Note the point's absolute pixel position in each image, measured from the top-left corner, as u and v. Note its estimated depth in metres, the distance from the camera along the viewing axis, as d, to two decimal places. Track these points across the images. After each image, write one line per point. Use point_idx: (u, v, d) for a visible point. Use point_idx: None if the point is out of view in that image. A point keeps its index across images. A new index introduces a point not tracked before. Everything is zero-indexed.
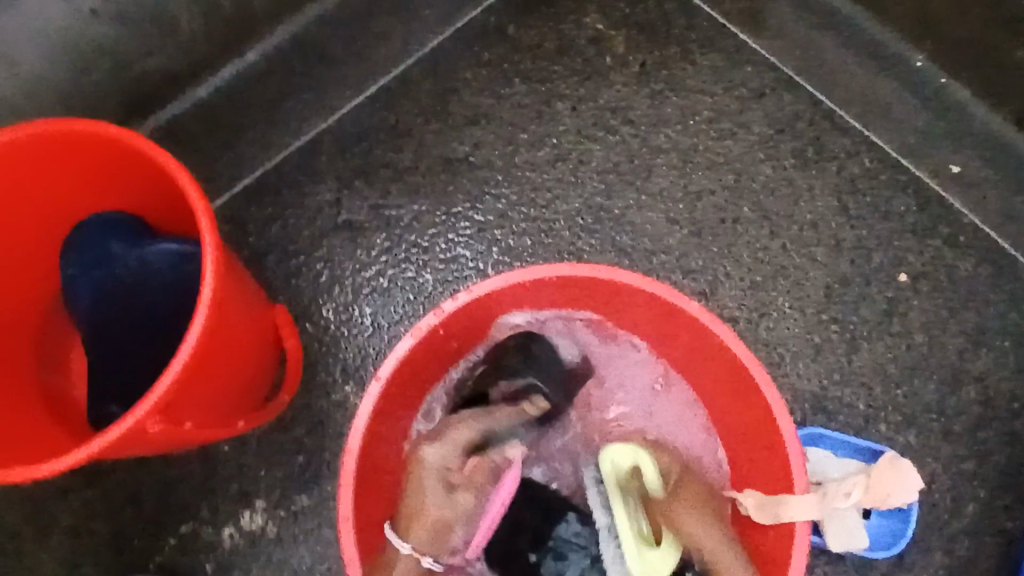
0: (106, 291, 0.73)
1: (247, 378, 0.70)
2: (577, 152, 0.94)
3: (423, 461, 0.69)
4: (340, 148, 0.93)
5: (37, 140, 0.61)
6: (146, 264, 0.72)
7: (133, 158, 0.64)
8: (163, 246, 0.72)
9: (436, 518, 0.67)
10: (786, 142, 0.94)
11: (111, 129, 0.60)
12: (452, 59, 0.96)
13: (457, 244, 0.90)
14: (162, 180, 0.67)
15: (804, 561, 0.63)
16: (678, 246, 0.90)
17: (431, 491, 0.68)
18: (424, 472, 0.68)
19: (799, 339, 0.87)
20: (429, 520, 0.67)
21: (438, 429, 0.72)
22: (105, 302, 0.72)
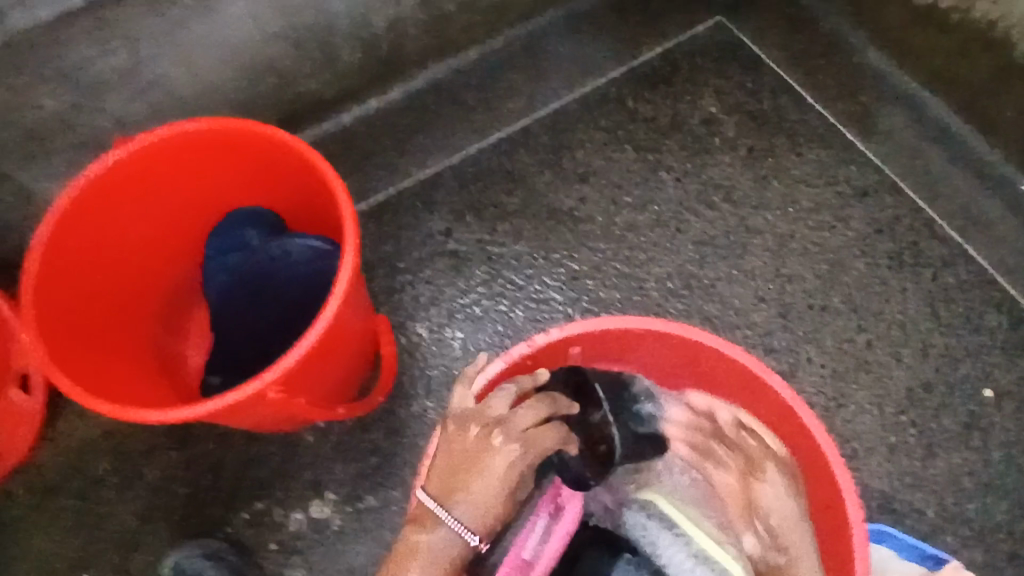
0: (246, 272, 0.79)
1: (347, 373, 0.76)
2: (677, 221, 0.99)
3: (503, 451, 0.65)
4: (457, 183, 1.01)
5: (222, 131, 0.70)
6: (286, 253, 0.77)
7: (297, 159, 0.72)
8: (306, 242, 0.77)
9: (488, 506, 0.65)
10: (884, 242, 0.96)
11: (283, 135, 0.69)
12: (572, 120, 1.04)
13: (551, 287, 0.96)
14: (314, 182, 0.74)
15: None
16: (763, 324, 0.93)
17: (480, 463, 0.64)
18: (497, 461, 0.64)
19: (874, 436, 0.87)
20: (485, 505, 0.64)
21: (522, 415, 0.66)
22: (236, 284, 0.80)
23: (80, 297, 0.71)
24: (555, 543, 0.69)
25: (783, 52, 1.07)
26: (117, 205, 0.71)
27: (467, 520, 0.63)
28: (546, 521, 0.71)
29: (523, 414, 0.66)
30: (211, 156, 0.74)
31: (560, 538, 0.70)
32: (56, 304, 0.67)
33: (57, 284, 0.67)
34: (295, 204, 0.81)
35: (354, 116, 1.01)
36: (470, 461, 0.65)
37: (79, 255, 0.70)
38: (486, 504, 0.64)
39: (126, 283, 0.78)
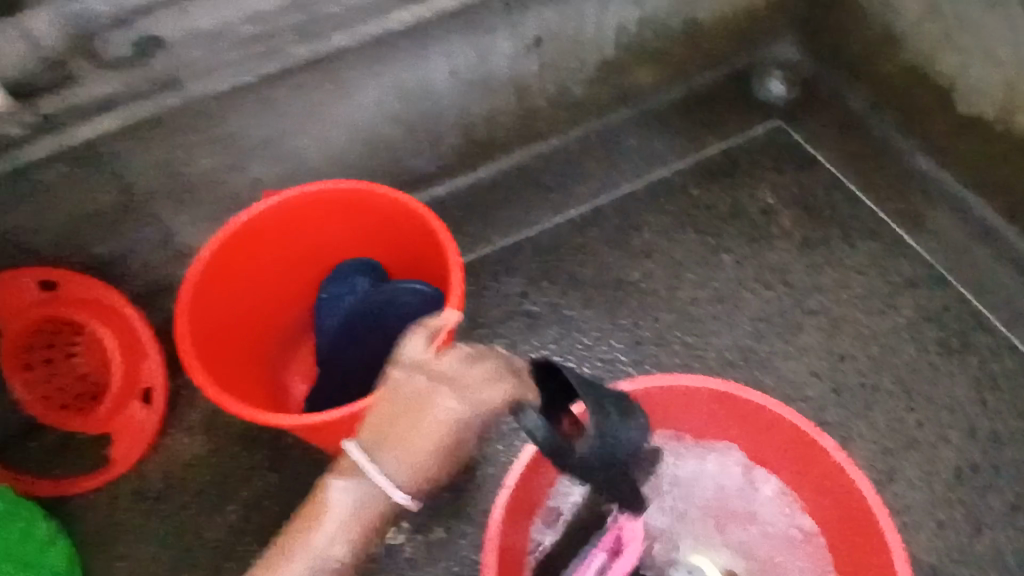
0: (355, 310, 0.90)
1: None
2: (735, 298, 1.07)
3: (439, 409, 0.56)
4: (535, 252, 1.12)
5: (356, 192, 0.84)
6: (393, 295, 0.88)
7: (414, 219, 0.85)
8: (412, 287, 0.87)
9: (419, 465, 0.58)
10: (932, 329, 1.03)
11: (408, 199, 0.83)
12: (641, 204, 1.16)
13: (616, 349, 1.04)
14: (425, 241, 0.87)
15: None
16: (815, 398, 0.99)
17: (412, 417, 0.57)
18: (432, 418, 0.56)
19: (923, 510, 0.91)
20: (417, 462, 0.57)
21: (471, 376, 0.57)
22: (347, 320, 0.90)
23: (219, 321, 0.84)
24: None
25: (836, 155, 1.18)
26: (259, 248, 0.85)
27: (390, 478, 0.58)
28: (604, 558, 0.80)
29: (470, 371, 0.57)
30: (342, 213, 0.88)
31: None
32: (202, 322, 0.80)
33: (204, 308, 0.81)
34: (403, 259, 0.94)
35: (447, 187, 1.14)
36: (406, 415, 0.57)
37: (223, 287, 0.83)
38: (417, 465, 0.58)
39: (254, 315, 0.90)
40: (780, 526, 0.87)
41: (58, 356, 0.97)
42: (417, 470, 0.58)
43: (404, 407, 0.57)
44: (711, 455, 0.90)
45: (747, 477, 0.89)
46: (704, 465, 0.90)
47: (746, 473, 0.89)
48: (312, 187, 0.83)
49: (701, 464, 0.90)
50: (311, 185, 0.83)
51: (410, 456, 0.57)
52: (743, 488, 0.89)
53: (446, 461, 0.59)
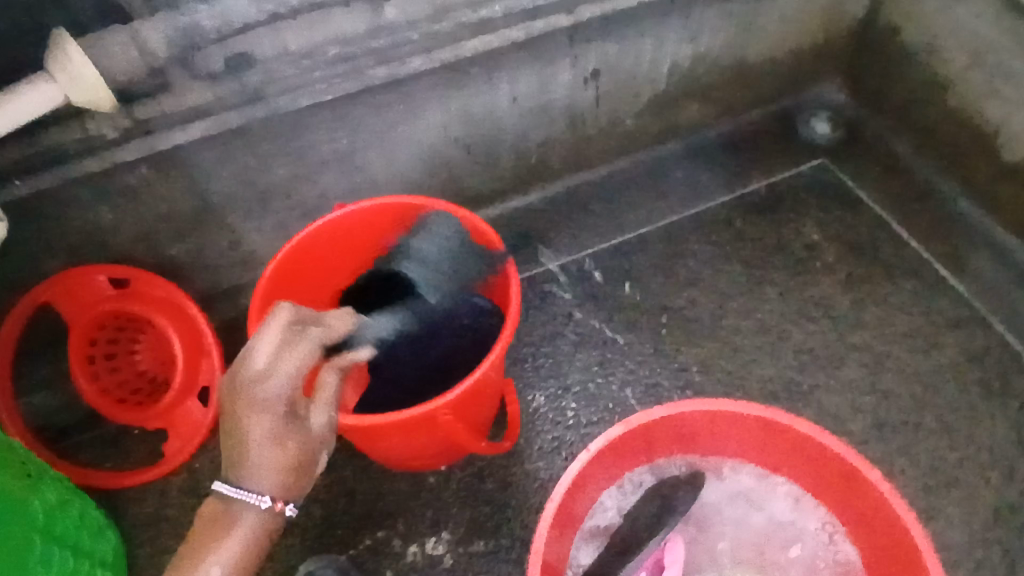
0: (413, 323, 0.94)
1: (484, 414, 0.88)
2: (778, 329, 1.09)
3: (253, 409, 0.67)
4: (582, 275, 1.15)
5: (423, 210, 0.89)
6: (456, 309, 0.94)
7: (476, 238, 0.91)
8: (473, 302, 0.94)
9: (266, 463, 0.67)
10: (975, 370, 1.03)
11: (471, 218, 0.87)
12: (685, 234, 1.19)
13: (658, 373, 1.06)
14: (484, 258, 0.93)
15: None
16: (855, 432, 1.00)
17: (235, 426, 0.67)
18: (250, 413, 0.67)
19: (962, 550, 0.91)
20: (264, 465, 0.67)
21: (266, 358, 0.68)
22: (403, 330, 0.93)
23: None
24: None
25: (882, 194, 1.20)
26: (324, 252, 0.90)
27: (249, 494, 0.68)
28: None
29: (258, 358, 0.68)
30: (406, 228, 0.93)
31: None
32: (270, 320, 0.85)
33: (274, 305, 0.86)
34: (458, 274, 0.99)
35: (498, 211, 1.19)
36: (234, 427, 0.67)
37: (289, 287, 0.88)
38: (267, 464, 0.68)
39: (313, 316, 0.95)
40: (822, 560, 0.87)
41: (121, 352, 1.02)
42: (274, 467, 0.68)
43: (228, 417, 0.68)
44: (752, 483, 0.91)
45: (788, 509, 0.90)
46: (745, 493, 0.91)
47: (788, 502, 0.90)
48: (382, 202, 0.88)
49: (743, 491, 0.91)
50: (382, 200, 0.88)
51: (253, 460, 0.67)
52: (767, 521, 0.90)
53: (300, 447, 0.69)
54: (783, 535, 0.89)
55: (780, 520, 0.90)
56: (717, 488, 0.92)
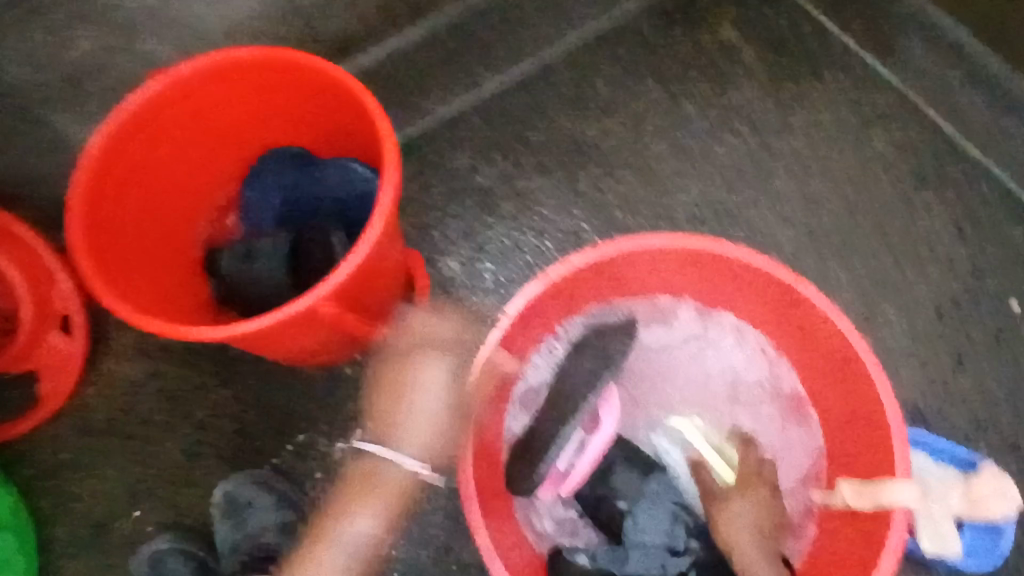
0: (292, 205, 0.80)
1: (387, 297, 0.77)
2: (701, 150, 0.99)
3: (428, 363, 0.80)
4: (480, 118, 1.01)
5: (267, 62, 0.69)
6: (322, 177, 0.78)
7: (334, 92, 0.72)
8: (345, 168, 0.77)
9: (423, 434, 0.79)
10: (907, 163, 0.97)
11: (325, 65, 0.68)
12: (591, 55, 1.04)
13: (578, 218, 0.96)
14: (352, 118, 0.74)
15: (892, 564, 0.63)
16: (790, 246, 0.94)
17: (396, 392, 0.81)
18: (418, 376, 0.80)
19: (903, 349, 0.88)
20: (422, 435, 0.79)
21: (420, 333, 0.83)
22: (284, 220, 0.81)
23: (127, 223, 0.72)
24: (582, 463, 0.78)
25: None
26: (153, 135, 0.71)
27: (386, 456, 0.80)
28: (582, 434, 0.78)
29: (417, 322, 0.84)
30: (251, 87, 0.74)
31: (586, 460, 0.78)
32: (105, 228, 0.68)
33: (106, 210, 0.68)
34: (328, 137, 0.80)
35: (372, 57, 1.00)
36: (396, 389, 0.81)
37: (121, 186, 0.70)
38: (422, 427, 0.79)
39: (166, 217, 0.78)
40: (763, 386, 0.84)
41: None
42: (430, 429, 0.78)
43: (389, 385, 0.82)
44: (685, 321, 0.86)
45: (724, 339, 0.86)
46: (683, 333, 0.86)
47: (722, 330, 0.85)
48: (211, 58, 0.68)
49: (677, 330, 0.86)
50: (210, 55, 0.68)
51: (414, 422, 0.79)
52: (708, 361, 0.87)
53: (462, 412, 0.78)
54: (718, 367, 0.86)
55: (716, 355, 0.86)
56: (654, 335, 0.86)
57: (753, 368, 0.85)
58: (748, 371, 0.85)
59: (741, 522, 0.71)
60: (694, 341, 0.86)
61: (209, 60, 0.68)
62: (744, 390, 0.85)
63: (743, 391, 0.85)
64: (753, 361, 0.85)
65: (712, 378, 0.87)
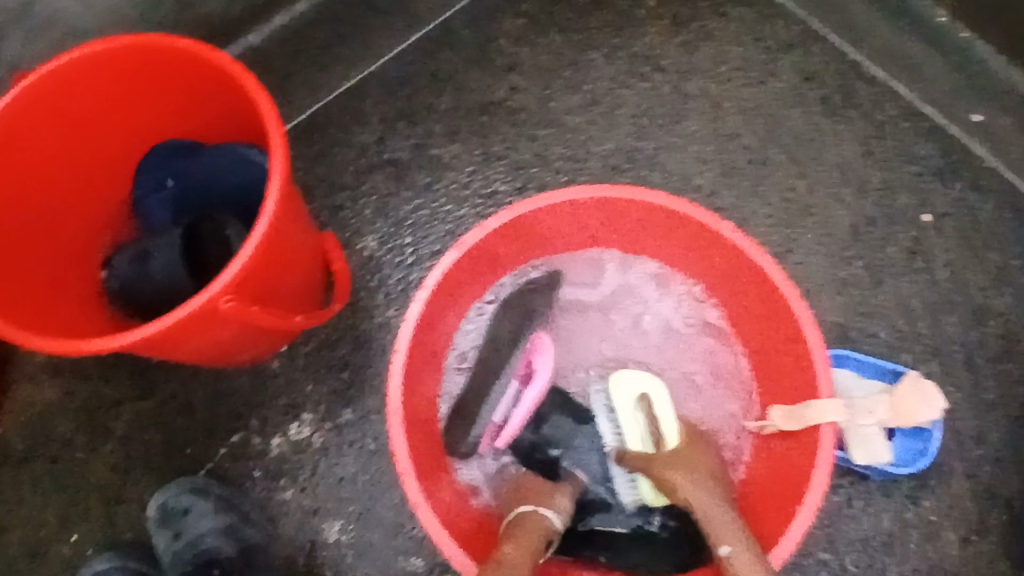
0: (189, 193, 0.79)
1: (300, 284, 0.75)
2: (611, 98, 0.98)
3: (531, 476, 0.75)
4: (384, 89, 0.98)
5: (137, 50, 0.65)
6: (220, 168, 0.76)
7: (217, 77, 0.68)
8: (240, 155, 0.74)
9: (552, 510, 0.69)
10: (813, 90, 0.97)
11: (201, 50, 0.64)
12: (491, 12, 1.01)
13: (494, 181, 0.95)
14: (241, 104, 0.70)
15: (824, 475, 0.66)
16: (707, 185, 0.94)
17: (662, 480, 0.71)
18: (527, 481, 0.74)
19: (823, 274, 0.90)
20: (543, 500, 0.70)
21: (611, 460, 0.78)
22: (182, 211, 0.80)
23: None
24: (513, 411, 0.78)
25: None
26: (24, 142, 0.66)
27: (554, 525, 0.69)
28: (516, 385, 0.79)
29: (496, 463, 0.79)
30: (126, 81, 0.69)
31: (516, 408, 0.78)
32: None
33: None
34: (219, 127, 0.76)
35: (262, 36, 0.96)
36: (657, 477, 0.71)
37: None
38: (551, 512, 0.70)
39: (57, 227, 0.73)
40: (694, 329, 0.85)
41: None
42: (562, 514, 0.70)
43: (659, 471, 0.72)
44: (612, 272, 0.86)
45: (651, 286, 0.86)
46: (610, 285, 0.86)
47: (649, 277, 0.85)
48: (74, 52, 0.63)
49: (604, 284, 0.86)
50: (73, 50, 0.63)
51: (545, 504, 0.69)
52: (638, 312, 0.86)
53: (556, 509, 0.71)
54: (650, 315, 0.86)
55: (646, 303, 0.86)
56: (582, 291, 0.86)
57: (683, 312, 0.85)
58: (678, 316, 0.85)
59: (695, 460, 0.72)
60: (622, 292, 0.86)
61: (73, 55, 0.63)
62: (677, 335, 0.85)
63: (676, 337, 0.85)
64: (682, 305, 0.85)
65: (646, 328, 0.86)
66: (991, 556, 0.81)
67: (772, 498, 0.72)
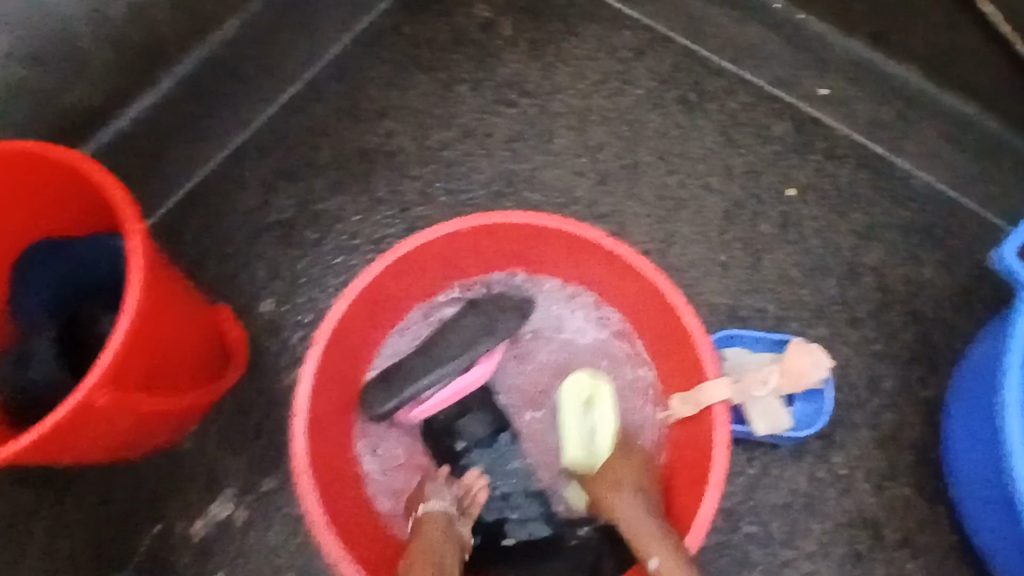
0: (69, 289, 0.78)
1: (189, 362, 0.75)
2: (483, 128, 1.01)
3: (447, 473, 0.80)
4: (260, 155, 0.99)
5: None
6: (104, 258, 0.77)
7: (72, 174, 0.68)
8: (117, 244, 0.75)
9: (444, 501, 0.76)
10: (671, 90, 1.02)
11: (54, 151, 0.64)
12: (355, 65, 1.03)
13: (382, 225, 0.96)
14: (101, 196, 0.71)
15: (723, 453, 0.69)
16: (586, 195, 0.98)
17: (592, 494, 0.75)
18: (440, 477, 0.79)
19: (707, 260, 0.94)
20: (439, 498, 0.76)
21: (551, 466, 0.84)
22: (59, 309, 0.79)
23: None
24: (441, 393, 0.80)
25: None
26: None
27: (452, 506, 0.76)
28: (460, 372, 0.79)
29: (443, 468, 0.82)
30: None
31: (448, 392, 0.80)
32: None
33: None
34: (89, 222, 0.76)
35: (125, 121, 0.90)
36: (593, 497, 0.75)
37: None
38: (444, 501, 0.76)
39: None
40: (602, 338, 0.87)
41: None
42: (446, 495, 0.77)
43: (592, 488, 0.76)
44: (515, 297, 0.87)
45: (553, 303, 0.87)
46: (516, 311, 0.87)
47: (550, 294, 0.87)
48: None
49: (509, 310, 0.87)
50: None
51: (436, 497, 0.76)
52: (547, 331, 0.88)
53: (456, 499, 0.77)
54: (559, 332, 0.88)
55: (552, 320, 0.88)
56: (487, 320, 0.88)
57: (586, 322, 0.87)
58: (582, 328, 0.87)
59: (617, 473, 0.74)
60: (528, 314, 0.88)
61: None
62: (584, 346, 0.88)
63: (585, 348, 0.88)
64: (583, 317, 0.87)
65: (556, 344, 0.89)
66: (905, 497, 0.86)
67: (682, 483, 0.75)
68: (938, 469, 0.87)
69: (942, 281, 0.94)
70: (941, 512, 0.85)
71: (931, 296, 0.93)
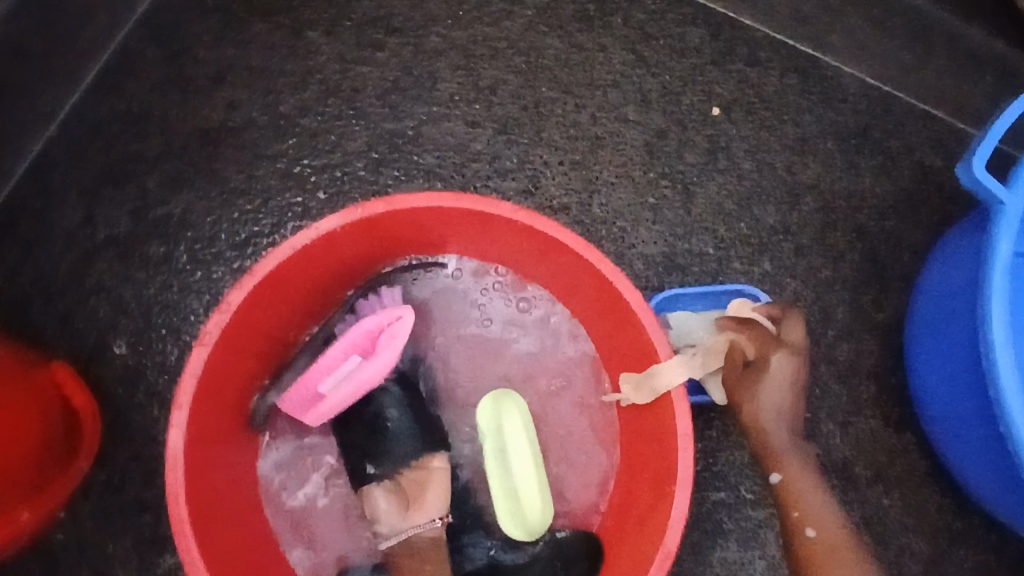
0: None
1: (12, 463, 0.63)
2: (348, 82, 0.83)
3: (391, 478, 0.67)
4: (71, 159, 0.79)
5: None
6: None
7: None
8: None
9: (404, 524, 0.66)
10: (564, 6, 0.86)
11: None
12: (173, 22, 0.82)
13: (245, 223, 0.78)
14: None
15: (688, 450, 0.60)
16: (487, 149, 0.82)
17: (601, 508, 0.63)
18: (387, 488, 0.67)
19: (634, 206, 0.82)
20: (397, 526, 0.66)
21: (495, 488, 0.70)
22: None
23: None
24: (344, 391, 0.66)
25: None
26: None
27: (397, 524, 0.66)
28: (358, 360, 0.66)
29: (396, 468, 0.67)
30: None
31: (353, 385, 0.66)
32: None
33: None
34: None
35: None
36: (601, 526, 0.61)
37: None
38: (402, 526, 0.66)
39: None
40: (525, 319, 0.74)
41: None
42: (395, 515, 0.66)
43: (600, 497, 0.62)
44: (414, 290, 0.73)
45: (460, 288, 0.74)
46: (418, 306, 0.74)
47: (456, 280, 0.74)
48: None
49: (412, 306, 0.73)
50: None
51: (393, 521, 0.66)
52: (457, 322, 0.75)
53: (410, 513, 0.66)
54: (470, 319, 0.75)
55: (461, 309, 0.75)
56: None
57: (501, 301, 0.75)
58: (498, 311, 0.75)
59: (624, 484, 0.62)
60: (432, 306, 0.74)
61: None
62: (501, 330, 0.75)
63: (500, 332, 0.75)
64: (498, 296, 0.74)
65: (472, 334, 0.75)
66: (871, 430, 0.80)
67: (653, 482, 0.65)
68: (902, 394, 0.81)
69: (888, 188, 0.85)
70: (910, 440, 0.80)
71: (878, 207, 0.85)
